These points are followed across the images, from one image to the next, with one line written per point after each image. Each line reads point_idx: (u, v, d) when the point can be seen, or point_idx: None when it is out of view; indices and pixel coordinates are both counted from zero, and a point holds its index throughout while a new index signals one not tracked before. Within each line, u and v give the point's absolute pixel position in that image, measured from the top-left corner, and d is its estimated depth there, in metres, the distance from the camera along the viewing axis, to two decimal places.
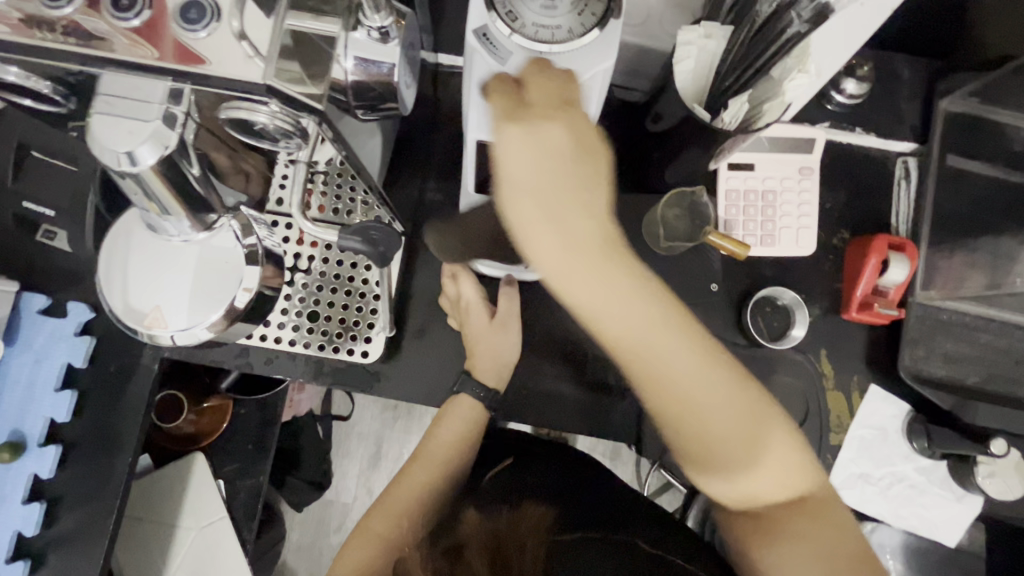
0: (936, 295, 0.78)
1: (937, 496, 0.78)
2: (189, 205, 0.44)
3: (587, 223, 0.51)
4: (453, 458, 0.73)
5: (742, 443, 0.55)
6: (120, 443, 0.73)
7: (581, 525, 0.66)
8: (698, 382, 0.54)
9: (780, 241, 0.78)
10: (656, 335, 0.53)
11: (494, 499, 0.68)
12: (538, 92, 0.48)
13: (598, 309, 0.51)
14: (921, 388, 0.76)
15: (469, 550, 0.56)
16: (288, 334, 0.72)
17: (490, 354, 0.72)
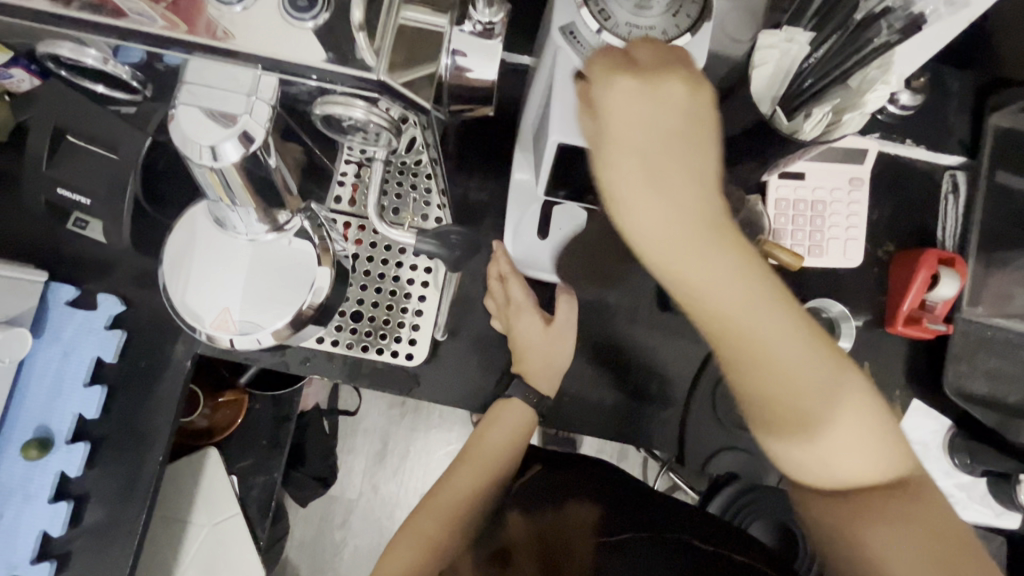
0: (983, 312, 0.77)
1: (975, 513, 0.78)
2: (261, 198, 0.42)
3: (691, 185, 0.42)
4: (502, 460, 0.69)
5: (761, 380, 0.45)
6: (150, 442, 0.71)
7: (630, 524, 0.58)
8: (740, 310, 0.44)
9: (828, 251, 0.78)
10: (729, 281, 0.43)
11: (534, 503, 0.65)
12: (645, 52, 0.43)
13: (684, 261, 0.42)
14: (965, 405, 0.75)
15: (519, 559, 0.57)
16: (330, 333, 0.71)
17: (543, 362, 0.70)
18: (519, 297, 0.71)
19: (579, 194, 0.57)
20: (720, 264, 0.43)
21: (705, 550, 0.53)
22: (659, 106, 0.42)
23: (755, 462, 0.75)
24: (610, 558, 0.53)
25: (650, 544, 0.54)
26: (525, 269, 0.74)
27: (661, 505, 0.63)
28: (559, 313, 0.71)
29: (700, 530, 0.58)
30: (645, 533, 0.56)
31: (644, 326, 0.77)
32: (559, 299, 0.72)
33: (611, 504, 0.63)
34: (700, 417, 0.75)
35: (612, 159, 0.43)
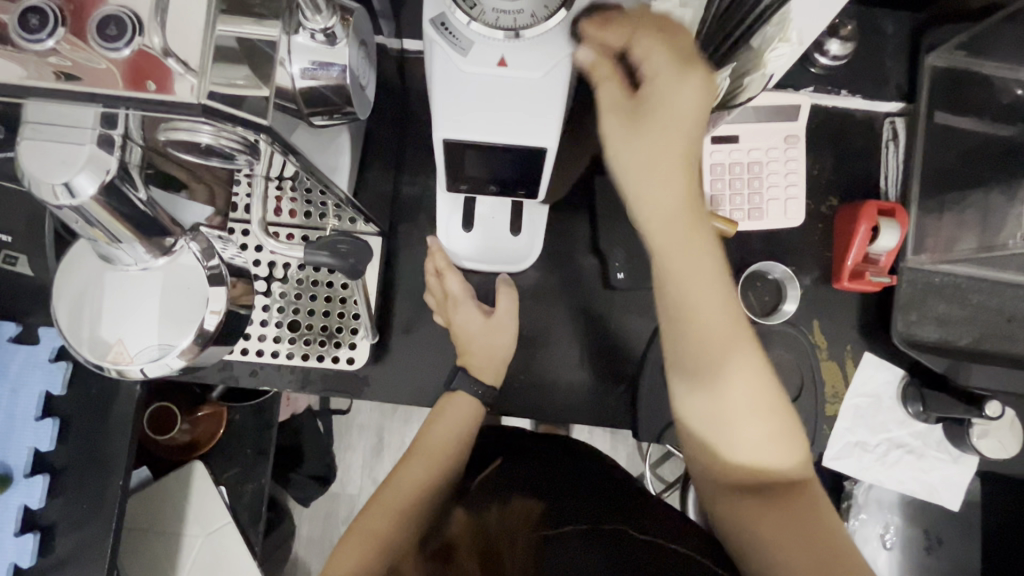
0: (928, 259, 0.77)
1: (934, 459, 0.78)
2: (140, 233, 0.42)
3: (669, 173, 0.51)
4: (443, 459, 0.71)
5: (709, 343, 0.54)
6: (109, 468, 0.72)
7: (574, 519, 0.61)
8: (696, 285, 0.54)
9: (768, 213, 0.77)
10: (690, 244, 0.53)
11: (481, 499, 0.66)
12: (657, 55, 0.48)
13: (650, 221, 0.52)
14: (916, 354, 0.75)
15: (461, 557, 0.57)
16: (271, 345, 0.71)
17: (486, 354, 0.71)
18: (457, 290, 0.71)
19: (481, 184, 0.59)
20: (686, 257, 0.53)
21: (640, 541, 0.58)
22: (675, 105, 0.49)
23: None
24: (545, 548, 0.57)
25: (586, 541, 0.58)
26: (461, 261, 0.73)
27: (606, 497, 0.65)
28: (499, 304, 0.72)
29: (635, 520, 0.61)
30: (585, 525, 0.60)
31: (588, 307, 0.77)
32: (500, 289, 0.73)
33: (555, 497, 0.65)
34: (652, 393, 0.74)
35: (621, 135, 0.51)
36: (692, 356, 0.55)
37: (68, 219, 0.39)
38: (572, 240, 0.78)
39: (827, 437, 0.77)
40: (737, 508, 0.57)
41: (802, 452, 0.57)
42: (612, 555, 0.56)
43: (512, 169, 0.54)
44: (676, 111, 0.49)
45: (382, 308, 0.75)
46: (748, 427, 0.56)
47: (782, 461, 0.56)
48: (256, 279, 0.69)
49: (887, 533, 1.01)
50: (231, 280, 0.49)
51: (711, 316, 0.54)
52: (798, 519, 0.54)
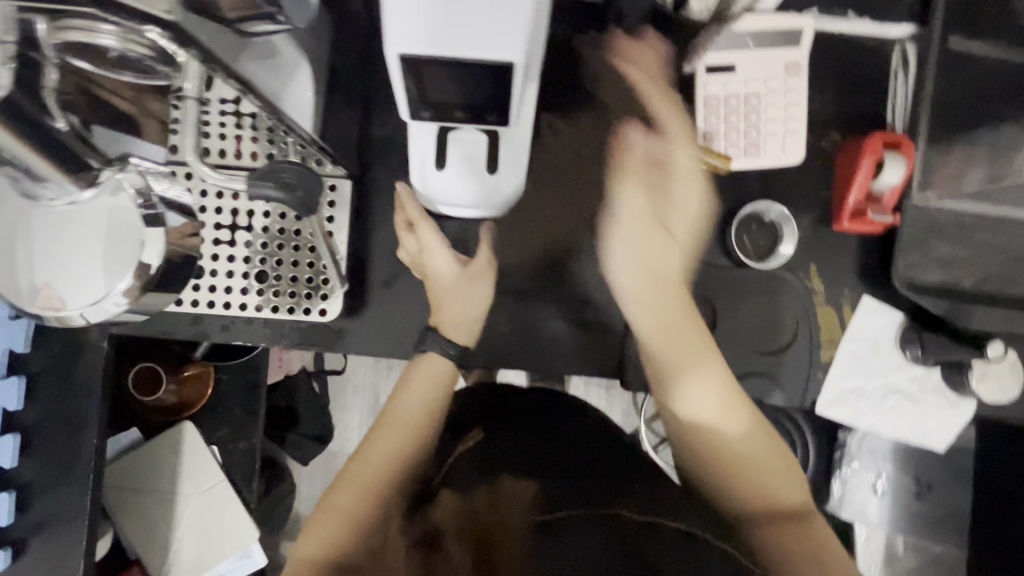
0: (934, 196, 0.72)
1: (931, 405, 0.75)
2: (55, 159, 0.37)
3: (672, 256, 0.72)
4: (414, 427, 0.72)
5: (686, 360, 0.68)
6: (81, 426, 0.70)
7: (562, 498, 0.59)
8: (680, 336, 0.69)
9: (766, 149, 0.72)
10: (681, 320, 0.70)
11: (468, 478, 0.66)
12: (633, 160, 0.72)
13: (642, 301, 0.70)
14: (914, 296, 0.72)
15: (448, 540, 0.59)
16: (239, 297, 0.67)
17: (459, 310, 0.70)
18: (427, 237, 0.70)
19: (446, 112, 0.54)
20: (670, 316, 0.69)
21: (636, 523, 0.55)
22: (637, 217, 0.72)
23: None
24: (544, 545, 0.54)
25: (580, 525, 0.55)
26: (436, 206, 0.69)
27: (592, 475, 0.64)
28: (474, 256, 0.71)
29: (626, 500, 0.59)
30: (582, 509, 0.57)
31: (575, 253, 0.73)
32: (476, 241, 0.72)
33: (549, 478, 0.63)
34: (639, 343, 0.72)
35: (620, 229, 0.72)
36: (659, 363, 0.69)
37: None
38: (558, 181, 0.73)
39: (822, 383, 0.74)
40: (773, 538, 0.62)
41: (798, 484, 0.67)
42: (606, 537, 0.53)
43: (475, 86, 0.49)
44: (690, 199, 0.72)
45: (357, 259, 0.71)
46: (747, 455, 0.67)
47: (783, 496, 0.65)
48: (220, 229, 0.66)
49: (878, 480, 1.01)
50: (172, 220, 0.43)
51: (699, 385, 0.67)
52: (804, 541, 0.62)
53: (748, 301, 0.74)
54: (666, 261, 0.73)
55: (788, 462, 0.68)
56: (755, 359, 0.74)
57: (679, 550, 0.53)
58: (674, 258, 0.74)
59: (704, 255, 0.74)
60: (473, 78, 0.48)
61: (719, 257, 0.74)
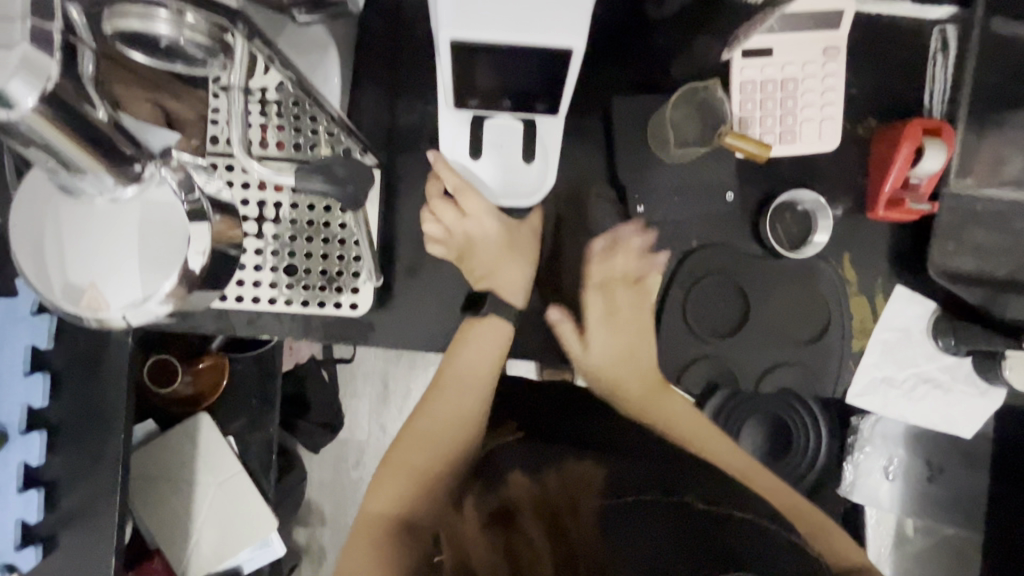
0: (973, 183, 0.71)
1: (960, 393, 0.75)
2: (83, 139, 0.34)
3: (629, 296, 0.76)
4: (476, 402, 0.77)
5: (654, 385, 0.76)
6: (107, 423, 0.69)
7: (630, 485, 0.67)
8: (640, 360, 0.75)
9: (801, 136, 0.70)
10: (633, 344, 0.75)
11: (524, 465, 0.72)
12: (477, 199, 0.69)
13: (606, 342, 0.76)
14: (948, 285, 0.71)
15: (526, 518, 0.65)
16: (268, 291, 0.66)
17: (509, 275, 0.73)
18: (476, 207, 0.68)
19: (492, 98, 0.57)
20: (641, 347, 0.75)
21: (702, 510, 0.62)
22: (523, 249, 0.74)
23: (734, 368, 0.73)
24: (614, 519, 0.62)
25: (653, 513, 0.62)
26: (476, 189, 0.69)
27: (652, 464, 0.72)
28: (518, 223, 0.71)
29: (693, 492, 0.66)
30: (647, 496, 0.65)
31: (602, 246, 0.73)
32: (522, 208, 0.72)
33: (611, 466, 0.71)
34: (666, 333, 0.72)
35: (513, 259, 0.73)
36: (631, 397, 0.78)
37: (20, 146, 0.34)
38: (587, 171, 0.72)
39: (853, 373, 0.74)
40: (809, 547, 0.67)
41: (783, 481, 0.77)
42: (678, 526, 0.60)
43: (528, 78, 0.53)
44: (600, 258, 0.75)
45: (385, 251, 0.70)
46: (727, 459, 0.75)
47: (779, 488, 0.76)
48: (247, 221, 0.64)
49: (889, 463, 1.02)
50: (215, 216, 0.43)
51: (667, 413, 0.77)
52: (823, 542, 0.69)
53: (780, 291, 0.73)
54: (696, 250, 0.73)
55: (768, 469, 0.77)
56: (787, 349, 0.73)
57: (753, 532, 0.60)
58: (706, 248, 0.73)
59: (735, 244, 0.74)
60: (524, 64, 0.50)
61: (751, 247, 0.73)
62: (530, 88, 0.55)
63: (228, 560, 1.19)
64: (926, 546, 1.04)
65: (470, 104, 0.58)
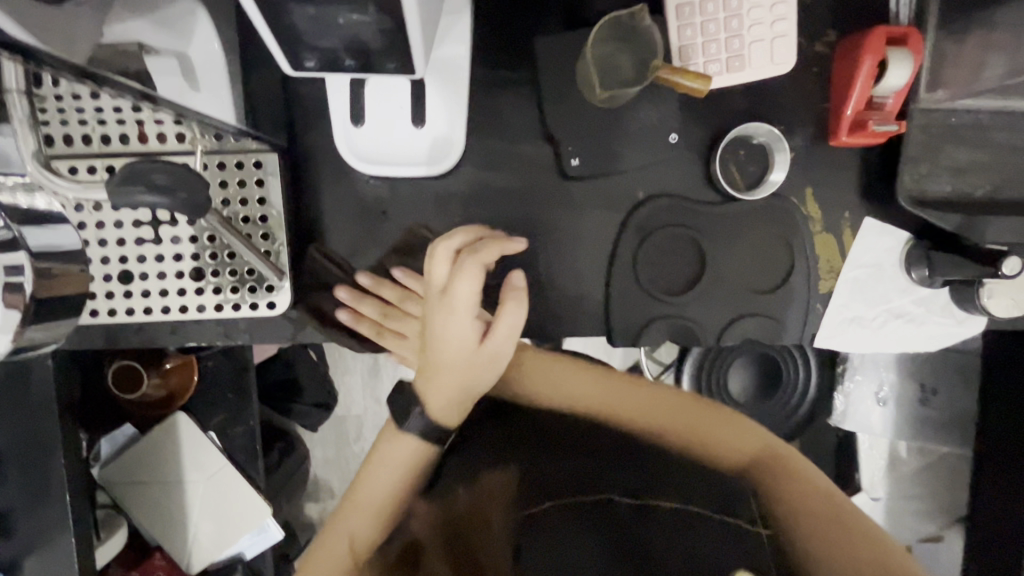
0: (944, 96, 0.64)
1: (936, 325, 0.70)
2: None
3: (541, 358, 0.71)
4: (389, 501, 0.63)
5: (555, 367, 0.70)
6: (50, 446, 0.67)
7: (551, 480, 0.55)
8: (532, 367, 0.71)
9: (751, 60, 0.62)
10: (520, 367, 0.71)
11: (447, 488, 0.60)
12: (510, 313, 0.62)
13: (518, 370, 0.70)
14: (922, 213, 0.64)
15: (427, 554, 0.53)
16: (177, 299, 0.61)
17: (456, 378, 0.64)
18: (463, 293, 0.61)
19: (334, 60, 0.40)
20: (534, 373, 0.70)
21: (626, 506, 0.51)
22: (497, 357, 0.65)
23: (692, 326, 0.68)
24: (523, 538, 0.50)
25: (565, 516, 0.51)
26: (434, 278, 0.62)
27: (586, 455, 0.58)
28: (498, 325, 0.62)
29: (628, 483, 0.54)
30: (563, 500, 0.52)
31: (543, 207, 0.66)
32: (505, 298, 0.62)
33: (531, 462, 0.58)
34: (618, 298, 0.68)
35: (484, 352, 0.63)
36: (529, 390, 0.69)
37: None
38: (516, 126, 0.65)
39: (820, 317, 0.69)
40: (798, 528, 0.51)
41: (757, 434, 0.61)
42: (597, 529, 0.49)
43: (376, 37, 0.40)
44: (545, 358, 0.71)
45: (303, 241, 0.64)
46: (693, 426, 0.63)
47: (757, 445, 0.60)
48: (141, 225, 0.60)
49: (881, 389, 1.00)
50: (34, 238, 0.37)
51: (516, 384, 0.70)
52: (833, 522, 0.51)
53: (738, 237, 0.68)
54: (643, 203, 0.66)
55: (744, 426, 0.62)
56: (748, 299, 0.68)
57: (674, 533, 0.48)
58: (655, 199, 0.67)
59: (687, 191, 0.67)
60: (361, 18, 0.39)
61: (704, 193, 0.67)
62: (371, 45, 0.40)
63: (229, 548, 1.16)
64: (922, 468, 1.02)
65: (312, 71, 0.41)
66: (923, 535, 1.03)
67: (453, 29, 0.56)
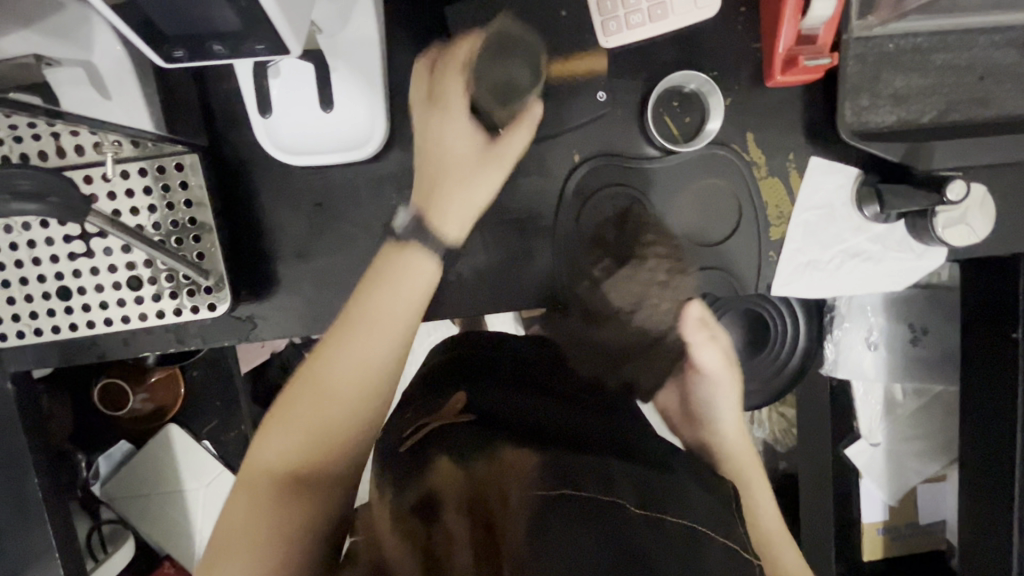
0: (876, 22, 0.62)
1: (895, 261, 0.68)
2: None
3: (736, 420, 0.80)
4: (370, 386, 0.57)
5: (751, 461, 0.77)
6: (20, 469, 0.67)
7: (574, 471, 0.52)
8: (738, 440, 0.78)
9: (672, 8, 0.60)
10: (736, 423, 0.79)
11: (464, 449, 0.55)
12: (515, 134, 0.62)
13: (726, 413, 0.79)
14: (866, 146, 0.63)
15: (449, 512, 0.48)
16: (118, 310, 0.62)
17: (439, 148, 0.62)
18: (453, 99, 0.62)
19: (201, 46, 0.39)
20: (736, 434, 0.79)
21: (636, 515, 0.49)
22: (472, 161, 0.62)
23: None
24: (547, 525, 0.47)
25: (584, 510, 0.48)
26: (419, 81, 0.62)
27: (607, 451, 0.57)
28: (508, 134, 0.63)
29: (639, 489, 0.52)
30: (587, 492, 0.50)
31: None
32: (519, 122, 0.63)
33: (553, 447, 0.56)
34: (560, 263, 0.66)
35: (486, 162, 0.62)
36: (731, 456, 0.77)
37: None
38: None
39: (774, 265, 0.68)
40: None
41: None
42: (612, 533, 0.47)
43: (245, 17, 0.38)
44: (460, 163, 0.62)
45: (239, 239, 0.64)
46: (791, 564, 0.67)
47: None
48: (71, 240, 0.60)
49: (871, 333, 0.97)
50: None
51: (729, 430, 0.79)
52: None
53: (681, 187, 0.66)
54: (582, 166, 0.65)
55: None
56: (698, 253, 0.67)
57: (687, 545, 0.48)
58: (596, 160, 0.65)
59: (626, 148, 0.65)
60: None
61: (643, 148, 0.65)
62: (241, 25, 0.38)
63: None
64: (919, 410, 0.97)
65: (183, 62, 0.40)
66: (926, 477, 0.98)
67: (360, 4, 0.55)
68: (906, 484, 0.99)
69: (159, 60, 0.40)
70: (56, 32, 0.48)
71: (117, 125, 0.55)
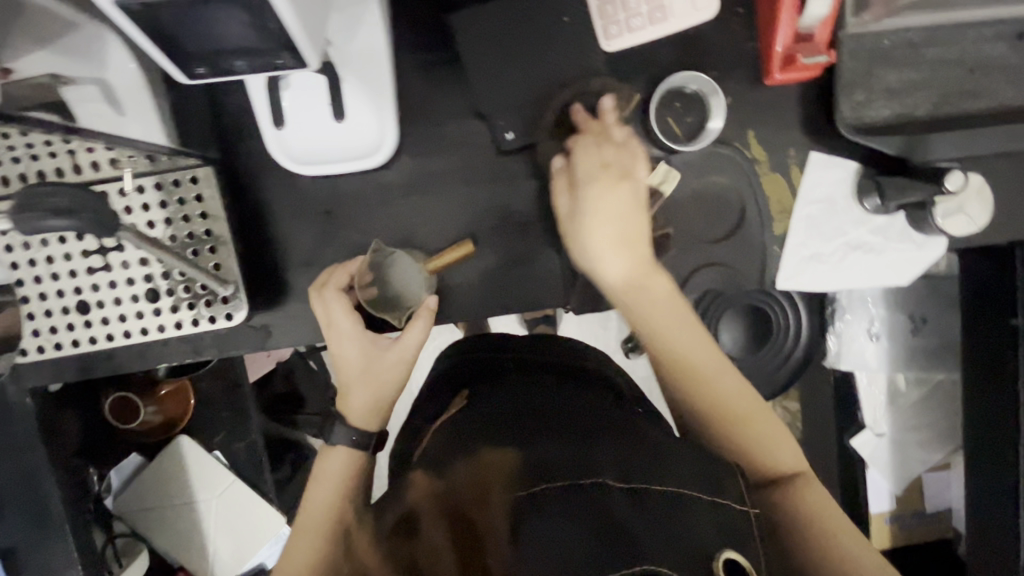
0: (870, 19, 0.63)
1: (896, 252, 0.70)
2: None
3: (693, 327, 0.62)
4: (328, 522, 0.60)
5: (735, 385, 0.62)
6: (39, 482, 0.68)
7: (557, 462, 0.52)
8: (710, 370, 0.62)
9: (671, 11, 0.62)
10: (705, 354, 0.62)
11: (446, 459, 0.57)
12: (410, 335, 0.62)
13: (687, 343, 0.62)
14: (864, 140, 0.64)
15: (424, 526, 0.47)
16: (135, 323, 0.63)
17: (351, 376, 0.63)
18: (343, 321, 0.62)
19: (223, 63, 0.40)
20: (703, 351, 0.62)
21: (620, 493, 0.48)
22: (371, 369, 0.63)
23: None
24: (523, 519, 0.46)
25: (562, 498, 0.48)
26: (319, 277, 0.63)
27: (581, 433, 0.57)
28: (404, 336, 0.62)
29: (618, 464, 0.52)
30: (564, 479, 0.50)
31: (487, 185, 0.67)
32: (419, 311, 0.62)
33: (529, 440, 0.57)
34: (567, 263, 0.67)
35: (378, 362, 0.62)
36: (699, 395, 0.62)
37: None
38: (450, 108, 0.65)
39: (777, 259, 0.69)
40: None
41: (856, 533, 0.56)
42: (592, 514, 0.46)
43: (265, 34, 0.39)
44: (370, 377, 0.63)
45: (252, 248, 0.65)
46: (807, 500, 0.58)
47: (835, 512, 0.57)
48: (88, 255, 0.61)
49: (872, 324, 0.97)
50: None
51: (696, 357, 0.62)
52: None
53: (684, 185, 0.68)
54: None
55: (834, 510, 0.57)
56: (703, 249, 0.68)
57: (673, 514, 0.47)
58: None
59: None
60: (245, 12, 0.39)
61: (645, 149, 0.67)
62: (262, 41, 0.39)
63: (250, 562, 1.09)
64: (921, 399, 0.98)
65: (204, 77, 0.42)
66: (930, 466, 0.99)
67: (368, 16, 0.56)
68: (909, 473, 1.00)
69: (182, 76, 0.41)
70: (74, 52, 0.48)
71: (135, 141, 0.56)
